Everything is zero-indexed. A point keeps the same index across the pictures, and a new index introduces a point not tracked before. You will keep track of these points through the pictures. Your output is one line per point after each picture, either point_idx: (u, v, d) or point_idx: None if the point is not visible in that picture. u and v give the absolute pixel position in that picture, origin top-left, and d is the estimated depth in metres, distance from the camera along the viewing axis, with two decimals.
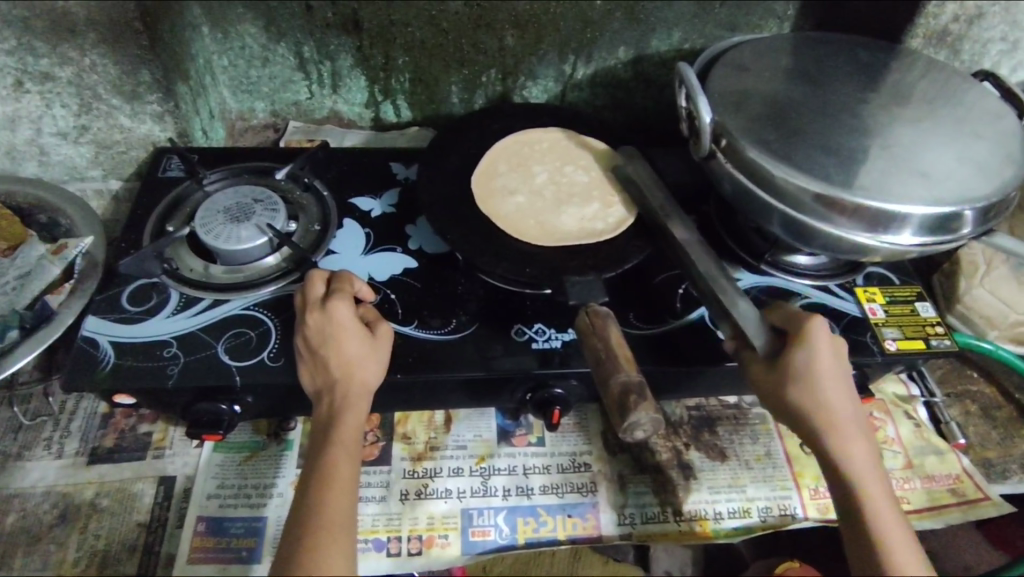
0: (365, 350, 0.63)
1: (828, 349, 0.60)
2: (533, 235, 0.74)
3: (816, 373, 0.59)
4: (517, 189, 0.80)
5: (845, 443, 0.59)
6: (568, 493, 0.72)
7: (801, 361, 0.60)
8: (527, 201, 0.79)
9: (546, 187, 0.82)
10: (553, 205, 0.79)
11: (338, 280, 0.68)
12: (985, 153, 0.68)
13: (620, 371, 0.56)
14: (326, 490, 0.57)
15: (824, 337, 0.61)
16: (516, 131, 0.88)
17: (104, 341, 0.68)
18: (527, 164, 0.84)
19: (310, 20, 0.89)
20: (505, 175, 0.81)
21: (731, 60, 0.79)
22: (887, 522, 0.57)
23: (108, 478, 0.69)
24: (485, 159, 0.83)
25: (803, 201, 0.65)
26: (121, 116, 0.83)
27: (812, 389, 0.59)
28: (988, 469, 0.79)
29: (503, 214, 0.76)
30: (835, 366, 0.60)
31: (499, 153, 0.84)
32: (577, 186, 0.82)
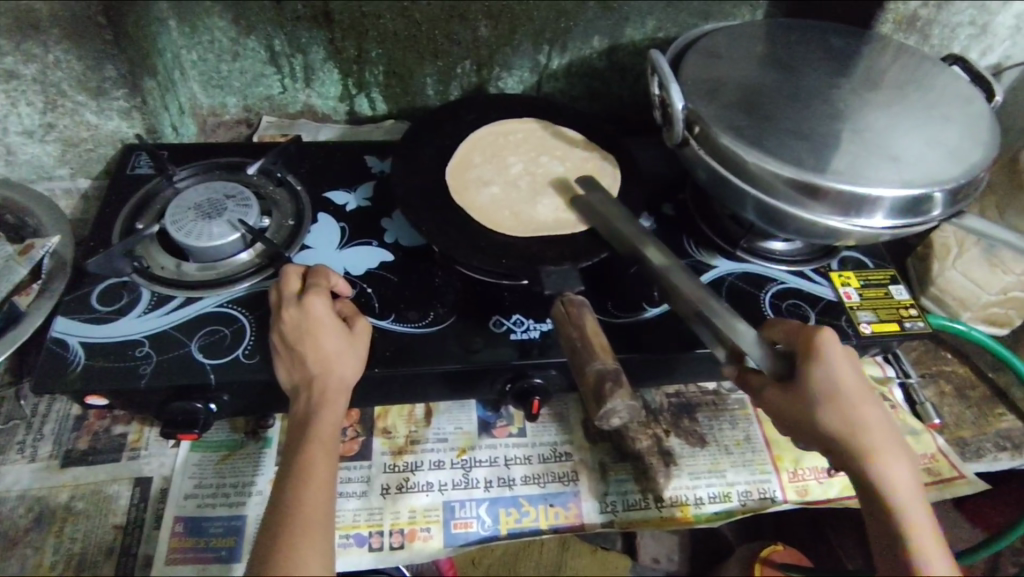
0: (342, 345, 0.63)
1: (845, 361, 0.60)
2: (508, 225, 0.74)
3: (837, 390, 0.59)
4: (491, 179, 0.80)
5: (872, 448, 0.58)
6: (549, 483, 0.72)
7: (819, 379, 0.59)
8: (502, 190, 0.79)
9: (522, 177, 0.81)
10: (529, 195, 0.79)
11: (313, 275, 0.67)
12: (954, 136, 0.69)
13: (595, 359, 0.56)
14: (304, 488, 0.56)
15: (839, 350, 0.60)
16: (491, 122, 0.87)
17: (74, 341, 0.66)
18: (503, 155, 0.83)
19: (280, 14, 0.88)
20: (481, 166, 0.81)
21: (704, 48, 0.79)
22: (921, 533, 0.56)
23: (82, 480, 0.68)
24: (460, 151, 0.82)
25: (776, 187, 0.66)
26: (88, 113, 0.81)
27: (834, 406, 0.59)
28: (962, 447, 0.80)
29: (478, 204, 0.76)
30: (852, 374, 0.60)
31: (474, 144, 0.84)
32: (554, 176, 0.82)
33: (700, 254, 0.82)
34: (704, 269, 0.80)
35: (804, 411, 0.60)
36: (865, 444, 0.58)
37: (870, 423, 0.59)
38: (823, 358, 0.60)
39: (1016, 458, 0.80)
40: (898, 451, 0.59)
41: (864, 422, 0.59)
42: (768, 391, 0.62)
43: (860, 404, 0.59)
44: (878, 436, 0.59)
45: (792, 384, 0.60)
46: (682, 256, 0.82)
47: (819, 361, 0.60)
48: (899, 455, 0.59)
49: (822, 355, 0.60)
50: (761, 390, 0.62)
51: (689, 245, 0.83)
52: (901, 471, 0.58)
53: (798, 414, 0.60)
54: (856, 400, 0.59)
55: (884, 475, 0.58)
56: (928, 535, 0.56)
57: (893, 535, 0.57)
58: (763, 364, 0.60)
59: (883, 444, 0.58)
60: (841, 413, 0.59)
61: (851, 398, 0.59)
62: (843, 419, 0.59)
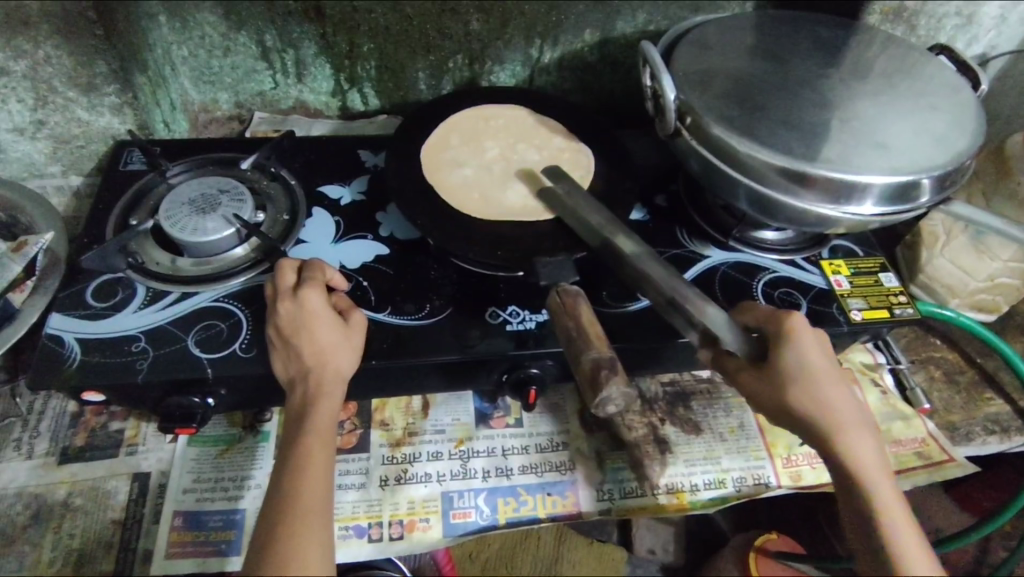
0: (337, 338, 0.63)
1: (816, 348, 0.61)
2: (475, 208, 0.75)
3: (809, 374, 0.60)
4: (466, 162, 0.81)
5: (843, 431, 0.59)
6: (547, 472, 0.72)
7: (791, 364, 0.60)
8: (475, 173, 0.80)
9: (496, 162, 0.82)
10: (499, 180, 0.80)
11: (309, 269, 0.67)
12: (941, 124, 0.70)
13: (591, 348, 0.56)
14: (303, 481, 0.57)
15: (809, 336, 0.61)
16: (469, 108, 0.89)
17: (69, 338, 0.66)
18: (480, 139, 0.85)
19: (271, 8, 0.88)
20: (457, 148, 0.83)
21: (695, 39, 0.80)
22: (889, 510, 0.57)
23: (80, 477, 0.68)
24: (439, 132, 0.84)
25: (767, 175, 0.67)
26: (79, 109, 0.81)
27: (807, 390, 0.59)
28: (952, 432, 0.82)
29: (446, 183, 0.78)
30: (824, 359, 0.61)
31: (453, 127, 0.86)
32: (527, 164, 0.83)
33: (693, 245, 0.83)
34: (696, 259, 0.81)
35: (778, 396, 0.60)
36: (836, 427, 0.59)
37: (842, 407, 0.60)
38: (794, 344, 0.61)
39: (1004, 442, 0.81)
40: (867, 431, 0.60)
41: (838, 406, 0.60)
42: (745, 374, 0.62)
43: (830, 388, 0.60)
44: (851, 421, 0.60)
45: (767, 370, 0.61)
46: (675, 246, 0.82)
47: (790, 347, 0.61)
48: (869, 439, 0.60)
49: (794, 341, 0.61)
50: (739, 371, 0.62)
51: (682, 235, 0.84)
52: (872, 454, 0.59)
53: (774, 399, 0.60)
54: (826, 384, 0.60)
55: (854, 457, 0.59)
56: (899, 515, 0.57)
57: (864, 516, 0.57)
58: (737, 348, 0.61)
59: (853, 427, 0.59)
60: (814, 397, 0.59)
61: (823, 382, 0.60)
62: (816, 402, 0.59)
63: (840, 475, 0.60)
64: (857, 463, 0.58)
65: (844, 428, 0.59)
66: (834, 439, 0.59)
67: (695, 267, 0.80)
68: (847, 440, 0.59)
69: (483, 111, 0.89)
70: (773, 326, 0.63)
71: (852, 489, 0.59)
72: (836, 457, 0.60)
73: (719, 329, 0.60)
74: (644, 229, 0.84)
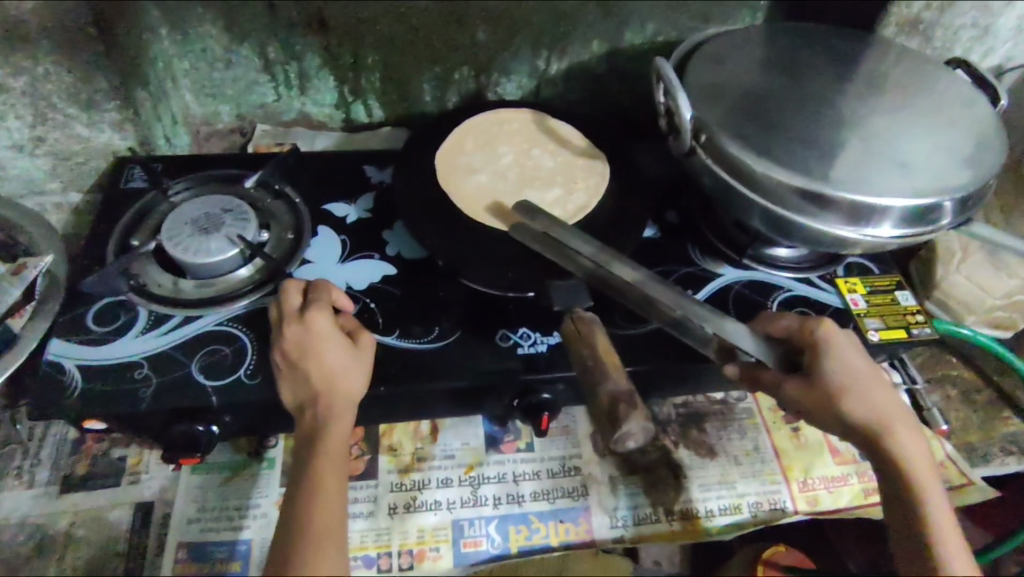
0: (345, 360, 0.61)
1: (855, 353, 0.61)
2: (486, 214, 0.74)
3: (854, 382, 0.59)
4: (479, 166, 0.80)
5: (893, 434, 0.58)
6: (559, 498, 0.71)
7: (834, 372, 0.60)
8: (488, 179, 0.78)
9: (511, 168, 0.81)
10: (514, 187, 0.78)
11: (315, 290, 0.66)
12: (960, 142, 0.68)
13: (608, 378, 0.54)
14: (314, 509, 0.55)
15: (846, 344, 0.61)
16: (486, 113, 0.87)
17: (70, 364, 0.65)
18: (494, 143, 0.83)
19: (274, 20, 0.87)
20: (472, 152, 0.81)
21: (707, 53, 0.78)
22: (941, 517, 0.56)
23: (83, 507, 0.66)
24: (454, 135, 0.83)
25: (786, 197, 0.65)
26: (78, 126, 0.79)
27: (854, 398, 0.59)
28: (970, 453, 0.80)
29: (461, 188, 0.76)
30: (867, 365, 0.60)
31: (469, 130, 0.85)
32: (543, 171, 0.81)
33: (705, 263, 0.81)
34: (709, 278, 0.79)
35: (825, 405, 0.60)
36: (886, 430, 0.58)
37: (889, 411, 0.59)
38: (833, 351, 0.61)
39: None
40: (918, 433, 0.59)
41: (885, 410, 0.59)
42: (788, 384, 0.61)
43: (876, 392, 0.59)
44: (901, 423, 0.59)
45: (810, 377, 0.61)
46: (687, 264, 0.81)
47: (830, 354, 0.61)
48: (921, 440, 0.59)
49: (831, 348, 0.61)
50: (779, 385, 0.62)
51: (694, 252, 0.82)
52: (923, 456, 0.58)
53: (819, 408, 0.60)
54: (870, 388, 0.59)
55: (906, 459, 0.58)
56: (948, 520, 0.55)
57: (910, 519, 0.57)
58: (765, 357, 0.63)
59: (903, 428, 0.59)
60: (862, 403, 0.59)
61: (868, 387, 0.59)
62: (864, 408, 0.59)
63: (888, 476, 0.59)
64: (907, 465, 0.58)
65: (894, 429, 0.58)
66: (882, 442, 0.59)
67: (709, 286, 0.79)
68: (899, 445, 0.58)
69: (499, 110, 0.88)
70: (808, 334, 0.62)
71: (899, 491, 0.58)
72: (884, 458, 0.59)
73: (741, 340, 0.62)
74: (655, 247, 0.82)
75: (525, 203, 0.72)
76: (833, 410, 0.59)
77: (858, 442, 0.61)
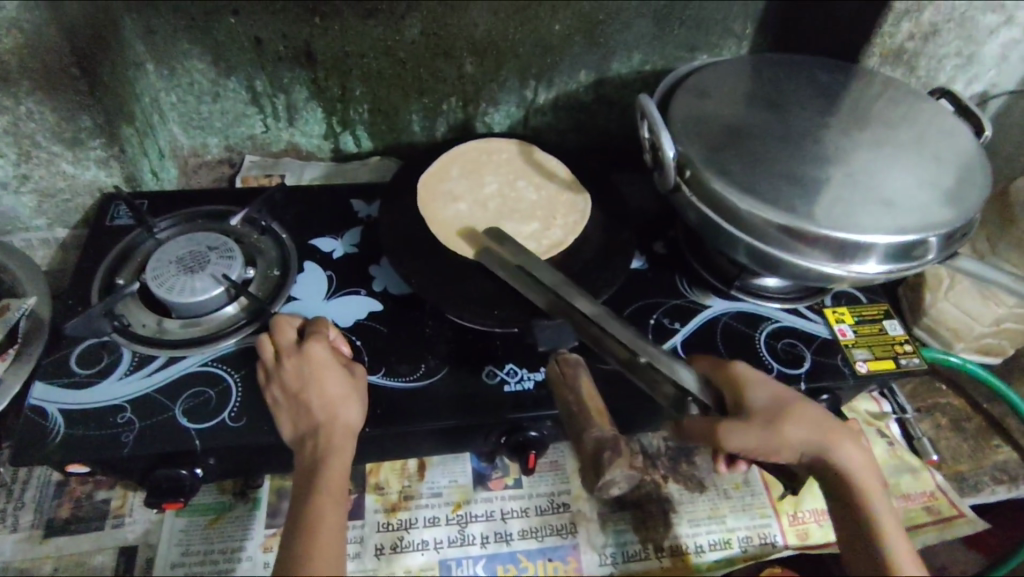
0: (347, 388, 0.61)
1: (773, 384, 0.62)
2: (459, 244, 0.74)
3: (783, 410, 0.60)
4: (462, 195, 0.80)
5: (834, 451, 0.58)
6: (548, 536, 0.70)
7: (759, 402, 0.60)
8: (469, 208, 0.78)
9: (493, 197, 0.80)
10: (492, 218, 0.78)
11: (313, 324, 0.66)
12: (944, 177, 0.69)
13: (592, 425, 0.53)
14: (314, 548, 0.53)
15: (760, 377, 0.63)
16: (475, 140, 0.87)
17: (53, 409, 0.64)
18: (479, 172, 0.83)
19: (261, 55, 0.87)
20: (457, 180, 0.81)
21: (692, 86, 0.78)
22: (888, 524, 0.57)
23: (66, 552, 0.65)
24: (440, 163, 0.83)
25: (769, 233, 0.65)
26: (64, 163, 0.79)
27: (789, 426, 0.59)
28: (961, 482, 0.79)
29: (439, 218, 0.76)
30: (788, 392, 0.61)
31: (455, 158, 0.84)
32: (524, 202, 0.80)
33: (694, 294, 0.81)
34: (698, 309, 0.79)
35: (764, 433, 0.58)
36: (825, 451, 0.58)
37: (825, 429, 0.59)
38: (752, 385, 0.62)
39: (1013, 490, 0.79)
40: (856, 444, 0.59)
41: (822, 430, 0.59)
42: (720, 424, 0.58)
43: (807, 412, 0.60)
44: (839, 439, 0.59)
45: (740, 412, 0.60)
46: (676, 296, 0.80)
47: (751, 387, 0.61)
48: (860, 450, 0.59)
49: (751, 382, 0.62)
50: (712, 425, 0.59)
51: (682, 284, 0.82)
52: (865, 465, 0.59)
53: (759, 438, 0.58)
54: (800, 410, 0.60)
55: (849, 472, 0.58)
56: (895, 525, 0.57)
57: (863, 528, 0.57)
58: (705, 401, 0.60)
59: (842, 443, 0.59)
60: (798, 428, 0.59)
61: (799, 412, 0.60)
62: (802, 431, 0.59)
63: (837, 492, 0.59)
64: (851, 477, 0.58)
65: (838, 442, 0.58)
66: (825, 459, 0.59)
67: (696, 318, 0.78)
68: (841, 460, 0.58)
69: (487, 137, 0.87)
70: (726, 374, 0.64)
71: (852, 505, 0.58)
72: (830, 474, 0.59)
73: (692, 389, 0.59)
74: (643, 278, 0.82)
75: (494, 236, 0.73)
76: (775, 437, 0.58)
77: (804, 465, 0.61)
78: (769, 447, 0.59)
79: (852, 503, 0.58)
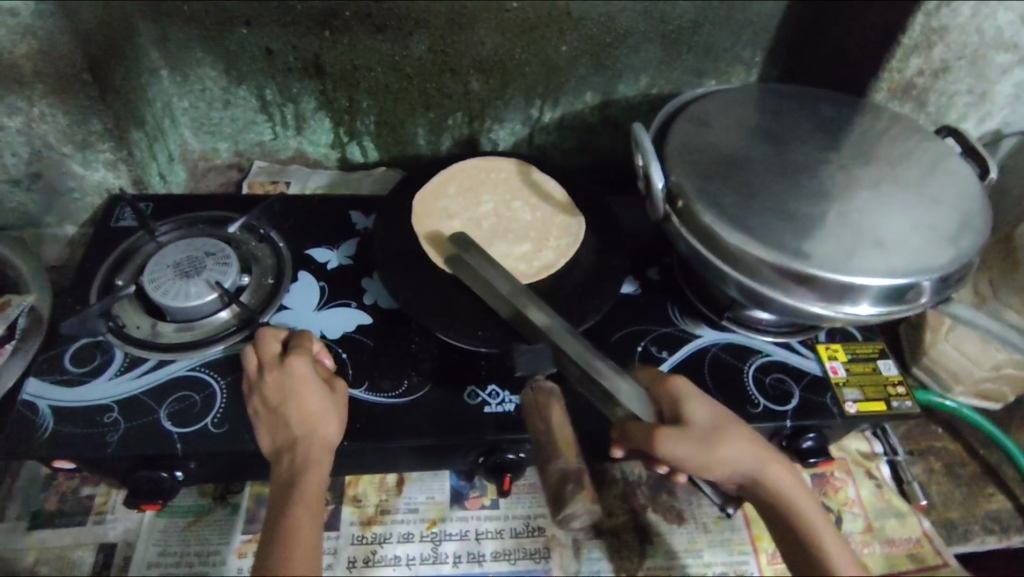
0: (326, 403, 0.62)
1: (710, 400, 0.62)
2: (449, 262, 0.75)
3: (721, 425, 0.59)
4: (457, 212, 0.80)
5: (771, 468, 0.58)
6: (520, 560, 0.70)
7: (700, 417, 0.59)
8: (462, 226, 0.79)
9: (488, 216, 0.81)
10: (485, 237, 0.79)
11: (295, 339, 0.67)
12: (942, 220, 0.67)
13: (558, 457, 0.55)
14: (289, 560, 0.53)
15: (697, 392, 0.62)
16: (475, 158, 0.88)
17: (44, 406, 0.66)
18: (476, 190, 0.84)
19: (271, 65, 0.89)
20: (453, 197, 0.82)
21: (692, 115, 0.78)
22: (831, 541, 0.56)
23: (48, 545, 0.67)
24: (437, 179, 0.84)
25: (759, 269, 0.65)
26: (74, 164, 0.81)
27: (727, 439, 0.58)
28: (950, 530, 0.78)
29: (431, 235, 0.77)
30: (724, 410, 0.61)
31: (454, 175, 0.85)
32: (518, 223, 0.81)
33: (684, 323, 0.80)
34: (687, 339, 0.79)
35: (704, 448, 0.57)
36: (762, 467, 0.58)
37: (761, 451, 0.59)
38: (690, 400, 0.61)
39: (1005, 541, 0.77)
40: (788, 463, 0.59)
41: (758, 447, 0.59)
42: (659, 434, 0.57)
43: (743, 428, 0.60)
44: (773, 456, 0.59)
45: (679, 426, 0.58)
46: (666, 324, 0.80)
47: (690, 403, 0.60)
48: (793, 469, 0.59)
49: (688, 398, 0.61)
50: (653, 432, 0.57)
51: (674, 312, 0.81)
52: (800, 484, 0.59)
53: (699, 453, 0.57)
54: (736, 428, 0.59)
55: (785, 489, 0.58)
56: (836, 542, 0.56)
57: (805, 546, 0.56)
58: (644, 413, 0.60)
59: (777, 461, 0.58)
60: (737, 444, 0.58)
61: (736, 428, 0.59)
62: (740, 446, 0.58)
63: (774, 512, 0.58)
64: (788, 496, 0.58)
65: (774, 461, 0.58)
66: (762, 481, 0.58)
67: (685, 348, 0.78)
68: (777, 478, 0.58)
69: (487, 154, 0.88)
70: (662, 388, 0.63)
71: (791, 531, 0.57)
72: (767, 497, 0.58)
73: (633, 402, 0.60)
74: (634, 304, 0.82)
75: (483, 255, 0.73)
76: (716, 454, 0.57)
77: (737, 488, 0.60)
78: (707, 465, 0.57)
79: (791, 523, 0.57)
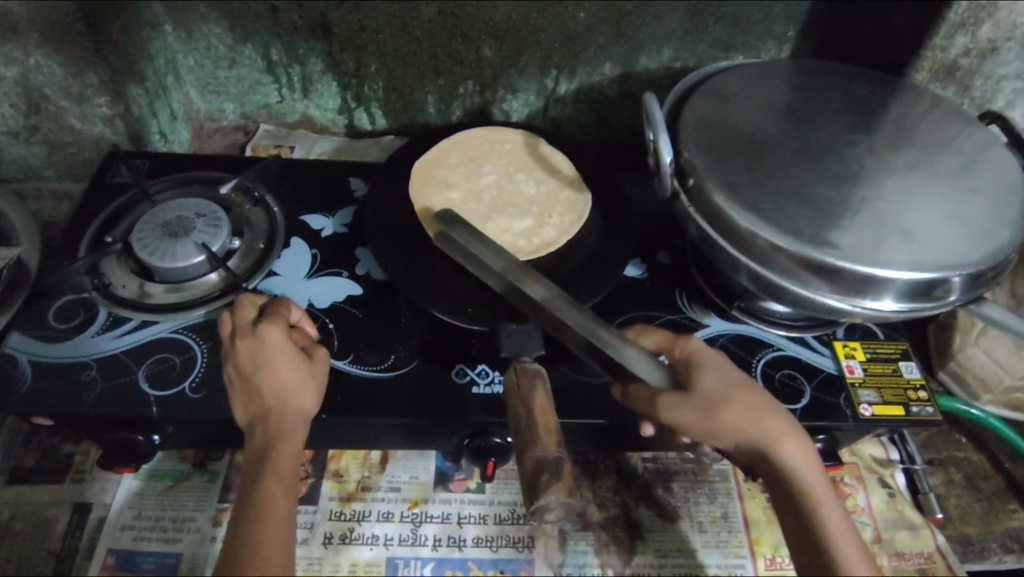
0: (301, 375, 0.60)
1: (727, 367, 0.59)
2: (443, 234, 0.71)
3: (730, 394, 0.57)
4: (456, 183, 0.77)
5: (778, 442, 0.55)
6: (502, 548, 0.67)
7: (710, 384, 0.57)
8: (461, 198, 0.76)
9: (489, 188, 0.77)
10: (484, 209, 0.75)
11: (273, 305, 0.64)
12: (979, 211, 0.62)
13: (537, 444, 0.51)
14: (263, 534, 0.51)
15: (717, 359, 0.59)
16: (480, 128, 0.84)
17: (23, 359, 0.65)
18: (479, 161, 0.80)
19: (277, 23, 0.86)
20: (454, 167, 0.79)
21: (713, 89, 0.73)
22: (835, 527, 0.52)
23: (24, 500, 0.66)
24: (439, 148, 0.80)
25: (773, 256, 0.60)
26: (71, 118, 0.80)
27: (733, 409, 0.56)
28: (965, 547, 0.72)
29: (427, 205, 0.74)
30: (741, 378, 0.58)
31: (457, 144, 0.81)
32: (521, 197, 0.77)
33: (692, 312, 0.76)
34: (693, 328, 0.74)
35: (704, 417, 0.56)
36: (769, 440, 0.55)
37: (772, 422, 0.56)
38: (705, 366, 0.59)
39: None
40: (804, 439, 0.56)
41: (767, 418, 0.56)
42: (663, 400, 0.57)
43: (754, 399, 0.57)
44: (784, 430, 0.56)
45: (684, 391, 0.57)
46: (673, 311, 0.76)
47: (704, 369, 0.59)
48: (807, 446, 0.56)
49: (703, 364, 0.59)
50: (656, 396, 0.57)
51: (681, 299, 0.77)
52: (813, 462, 0.55)
53: (699, 421, 0.56)
54: (747, 397, 0.57)
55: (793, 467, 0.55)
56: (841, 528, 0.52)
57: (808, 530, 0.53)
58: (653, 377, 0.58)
59: (789, 435, 0.56)
60: (742, 414, 0.56)
61: (747, 399, 0.57)
62: (745, 417, 0.56)
63: (779, 491, 0.55)
64: (796, 474, 0.54)
65: (783, 437, 0.55)
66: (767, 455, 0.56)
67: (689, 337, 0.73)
68: (785, 454, 0.55)
69: (493, 124, 0.84)
70: (681, 352, 0.61)
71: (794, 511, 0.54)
72: (772, 473, 0.56)
73: (644, 370, 0.58)
74: (640, 288, 0.78)
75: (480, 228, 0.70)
76: (717, 421, 0.55)
77: (746, 458, 0.58)
78: (711, 434, 0.56)
79: (796, 505, 0.54)
